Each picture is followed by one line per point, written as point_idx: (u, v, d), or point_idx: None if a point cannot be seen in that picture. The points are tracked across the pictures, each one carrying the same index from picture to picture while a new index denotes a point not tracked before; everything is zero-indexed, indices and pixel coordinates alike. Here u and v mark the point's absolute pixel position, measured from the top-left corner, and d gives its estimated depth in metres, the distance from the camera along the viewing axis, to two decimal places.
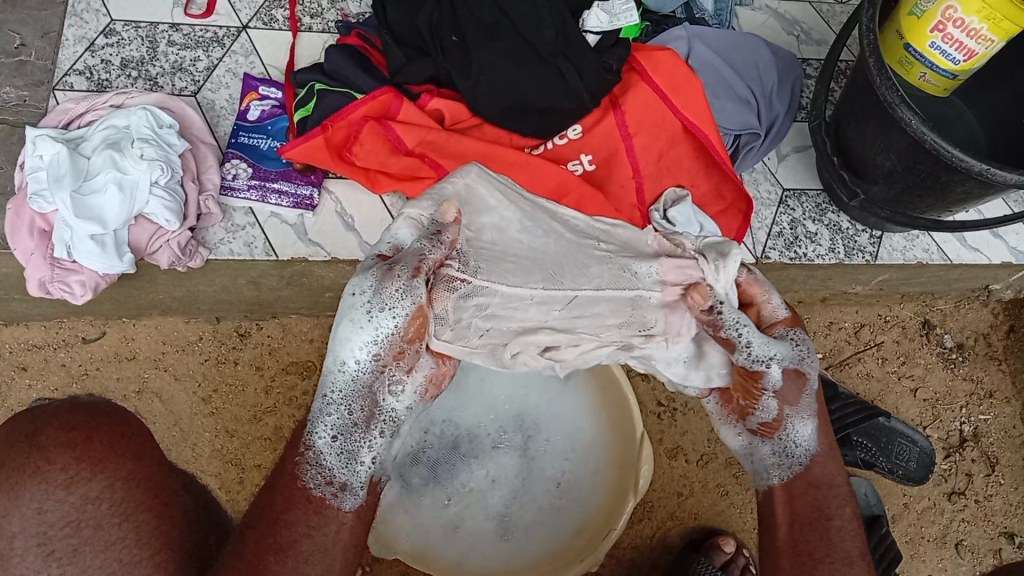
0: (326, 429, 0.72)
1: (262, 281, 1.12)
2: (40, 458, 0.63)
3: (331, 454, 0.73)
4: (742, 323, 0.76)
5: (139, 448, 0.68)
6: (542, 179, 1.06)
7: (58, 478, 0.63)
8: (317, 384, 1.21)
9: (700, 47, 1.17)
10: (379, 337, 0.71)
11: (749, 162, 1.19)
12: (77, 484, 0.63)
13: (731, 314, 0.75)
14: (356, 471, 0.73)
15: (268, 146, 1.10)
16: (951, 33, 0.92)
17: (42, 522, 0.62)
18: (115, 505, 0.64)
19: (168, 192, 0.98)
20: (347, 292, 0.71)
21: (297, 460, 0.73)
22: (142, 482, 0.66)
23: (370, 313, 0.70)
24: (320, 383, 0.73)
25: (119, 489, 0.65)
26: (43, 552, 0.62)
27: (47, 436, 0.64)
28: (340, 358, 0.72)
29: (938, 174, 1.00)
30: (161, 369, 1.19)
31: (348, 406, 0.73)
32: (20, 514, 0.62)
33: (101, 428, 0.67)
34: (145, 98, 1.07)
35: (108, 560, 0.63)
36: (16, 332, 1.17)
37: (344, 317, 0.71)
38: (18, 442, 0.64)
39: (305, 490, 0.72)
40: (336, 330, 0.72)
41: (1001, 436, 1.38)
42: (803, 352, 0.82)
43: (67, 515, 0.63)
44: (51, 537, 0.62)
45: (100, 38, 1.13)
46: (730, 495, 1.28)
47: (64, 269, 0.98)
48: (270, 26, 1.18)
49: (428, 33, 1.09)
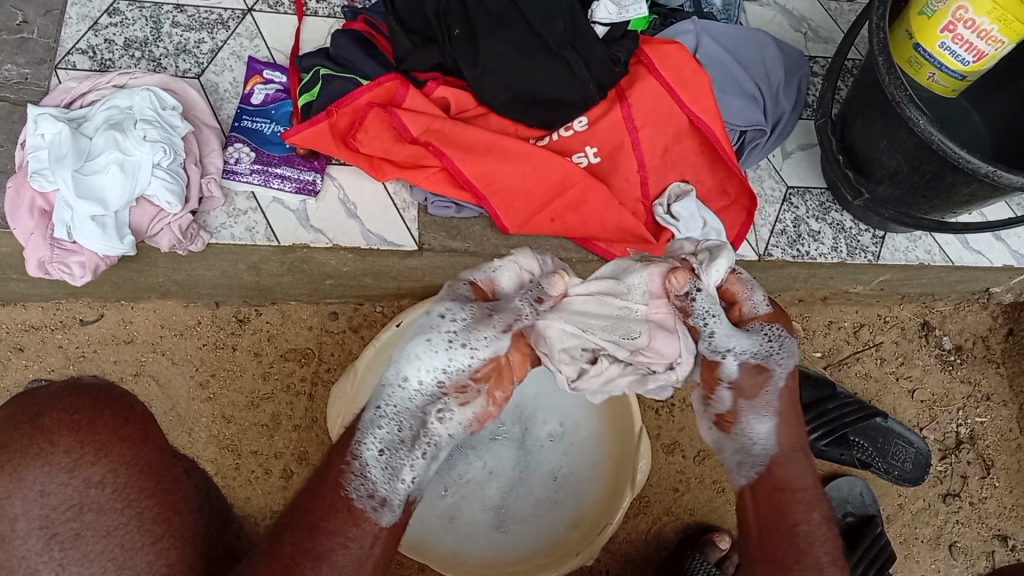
0: (373, 442, 0.76)
1: (262, 267, 1.12)
2: (44, 440, 0.60)
3: (376, 467, 0.74)
4: (709, 312, 0.83)
5: (144, 432, 0.65)
6: (547, 171, 1.05)
7: (62, 461, 0.60)
8: (315, 371, 1.21)
9: (708, 41, 1.16)
10: (449, 368, 0.78)
11: (754, 158, 1.18)
12: (81, 468, 0.60)
13: (702, 300, 0.83)
14: (398, 488, 0.75)
15: (271, 131, 1.10)
16: (963, 34, 0.92)
17: (44, 504, 0.59)
18: (119, 491, 0.62)
19: (171, 174, 0.98)
20: (438, 316, 0.81)
21: (342, 468, 0.73)
22: (146, 467, 0.64)
23: (451, 345, 0.79)
24: (376, 396, 0.79)
25: (123, 475, 0.62)
26: (45, 534, 0.58)
27: (50, 418, 0.61)
28: (404, 374, 0.78)
29: (943, 176, 1.00)
30: (158, 352, 1.18)
31: (398, 422, 0.77)
32: (23, 496, 0.58)
33: (106, 411, 0.63)
34: (149, 79, 1.06)
35: (111, 547, 0.60)
36: (13, 313, 1.17)
37: (422, 339, 0.80)
38: (19, 424, 0.60)
39: (347, 499, 0.71)
40: (409, 347, 0.80)
41: (996, 439, 1.39)
42: (781, 352, 0.84)
43: (69, 498, 0.60)
44: (53, 520, 0.59)
45: (104, 17, 1.12)
46: (726, 492, 1.28)
47: (64, 250, 0.97)
48: (275, 9, 1.18)
49: (436, 20, 1.08)
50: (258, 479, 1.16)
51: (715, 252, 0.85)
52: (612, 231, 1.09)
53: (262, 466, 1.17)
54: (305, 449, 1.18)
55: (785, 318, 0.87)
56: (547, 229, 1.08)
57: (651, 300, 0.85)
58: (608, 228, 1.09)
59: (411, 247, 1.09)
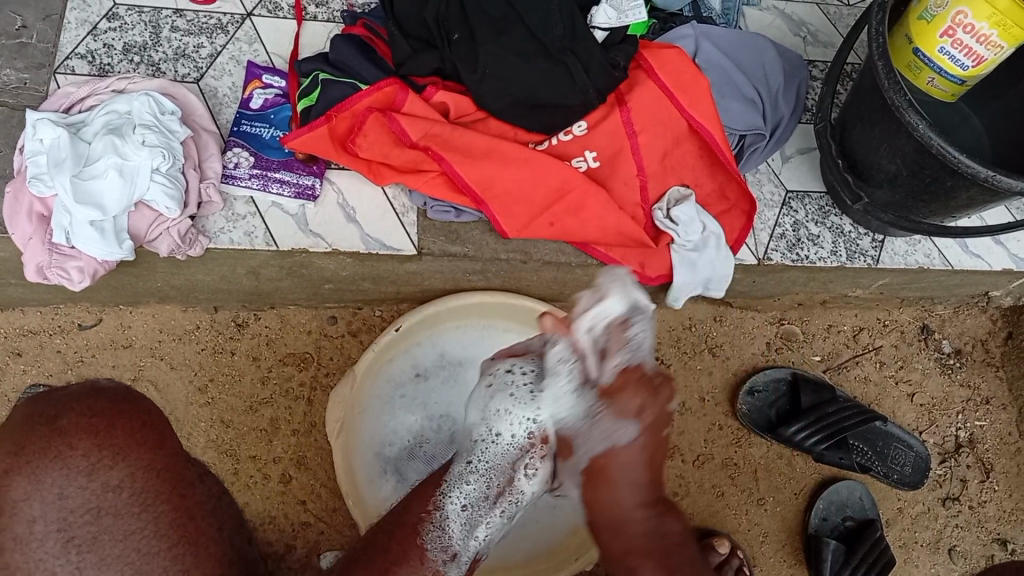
0: (460, 494, 0.89)
1: (260, 271, 1.11)
2: (62, 443, 0.54)
3: (457, 519, 0.87)
4: (559, 365, 0.90)
5: (161, 435, 0.59)
6: (546, 176, 1.05)
7: (80, 465, 0.54)
8: (314, 376, 1.20)
9: (707, 46, 1.16)
10: (536, 418, 0.93)
11: (753, 163, 1.18)
12: (99, 471, 0.55)
13: (554, 354, 0.90)
14: (467, 545, 0.88)
15: (270, 135, 1.09)
16: (962, 38, 0.92)
17: (62, 507, 0.53)
18: (136, 494, 0.55)
19: (170, 179, 0.98)
20: (514, 373, 0.97)
21: (423, 517, 0.83)
22: (162, 471, 0.57)
23: (534, 394, 0.94)
24: (469, 451, 0.95)
25: (141, 479, 0.56)
26: (62, 538, 0.53)
27: (68, 418, 0.55)
28: (496, 430, 0.95)
29: (943, 180, 1.00)
30: (157, 357, 1.18)
31: (486, 477, 0.92)
32: (42, 497, 0.53)
33: (124, 411, 0.57)
34: (148, 84, 1.06)
35: (128, 551, 0.53)
36: (11, 317, 1.16)
37: (505, 396, 0.95)
38: (35, 426, 0.54)
39: (423, 547, 0.79)
40: (490, 405, 0.97)
41: (996, 442, 1.38)
42: (612, 427, 0.84)
43: (87, 501, 0.54)
44: (72, 523, 0.53)
45: (103, 21, 1.12)
46: (725, 496, 1.28)
47: (62, 255, 0.97)
48: (274, 14, 1.18)
49: (435, 26, 1.08)
50: (257, 484, 1.16)
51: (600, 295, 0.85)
52: (612, 236, 1.09)
53: (261, 470, 1.16)
54: (304, 454, 1.18)
55: (628, 394, 0.83)
56: (545, 233, 1.07)
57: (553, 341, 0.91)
58: (608, 233, 1.08)
59: (410, 252, 1.09)
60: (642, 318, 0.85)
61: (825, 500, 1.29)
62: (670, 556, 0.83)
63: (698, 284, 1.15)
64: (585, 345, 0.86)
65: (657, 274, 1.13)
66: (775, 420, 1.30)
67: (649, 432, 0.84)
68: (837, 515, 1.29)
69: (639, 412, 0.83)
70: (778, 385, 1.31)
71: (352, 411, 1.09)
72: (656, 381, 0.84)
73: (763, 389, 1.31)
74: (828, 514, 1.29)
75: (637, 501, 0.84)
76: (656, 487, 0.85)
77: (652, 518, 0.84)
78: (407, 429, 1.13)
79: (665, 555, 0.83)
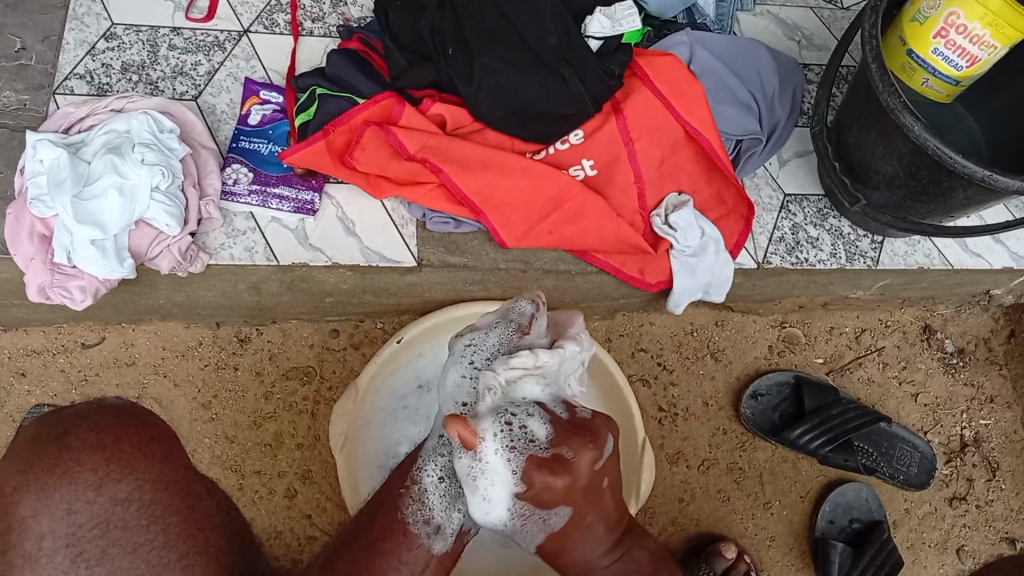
0: (434, 469, 0.87)
1: (262, 286, 1.12)
2: (69, 458, 0.46)
3: (434, 494, 0.85)
4: (472, 476, 0.80)
5: (167, 451, 0.49)
6: (545, 186, 1.06)
7: (88, 479, 0.46)
8: (317, 389, 1.21)
9: (701, 52, 1.17)
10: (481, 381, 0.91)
11: (750, 167, 1.19)
12: (108, 486, 0.46)
13: (461, 466, 0.80)
14: (452, 517, 0.85)
15: (269, 151, 1.10)
16: (955, 39, 0.92)
17: (72, 522, 0.46)
18: (145, 507, 0.47)
19: (169, 197, 0.98)
20: (466, 343, 0.94)
21: (402, 492, 0.84)
22: (171, 484, 0.48)
23: (474, 362, 0.93)
24: (439, 426, 0.91)
25: (149, 492, 0.47)
26: (70, 553, 0.45)
27: (75, 436, 0.47)
28: (461, 401, 0.91)
29: (940, 180, 1.00)
30: (160, 374, 1.18)
31: (462, 449, 0.89)
32: (50, 514, 0.45)
33: (131, 427, 0.48)
34: (146, 103, 1.06)
35: (137, 564, 0.46)
36: (15, 338, 1.17)
37: (457, 369, 0.93)
38: (41, 440, 0.47)
39: (404, 522, 0.80)
40: (448, 379, 0.94)
41: (1002, 441, 1.38)
42: (546, 516, 0.82)
43: (94, 517, 0.46)
44: (80, 538, 0.46)
45: (101, 42, 1.13)
46: (731, 500, 1.28)
47: (64, 274, 0.98)
48: (271, 30, 1.18)
49: (431, 38, 1.09)
50: (264, 498, 1.16)
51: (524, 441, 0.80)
52: (611, 243, 1.09)
53: (267, 484, 1.17)
54: (309, 467, 1.18)
55: (546, 477, 0.78)
56: (546, 241, 1.08)
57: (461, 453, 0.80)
58: (607, 241, 1.09)
59: (410, 264, 1.10)
60: (537, 412, 0.82)
61: (832, 503, 1.28)
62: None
63: (698, 289, 1.15)
64: (498, 467, 0.79)
65: (656, 280, 1.14)
66: (779, 424, 1.30)
67: (585, 506, 0.82)
68: (844, 517, 1.28)
69: (566, 495, 0.79)
70: (782, 388, 1.31)
71: (357, 423, 1.09)
72: (572, 447, 0.79)
73: (768, 393, 1.31)
74: (836, 516, 1.28)
75: (600, 552, 0.87)
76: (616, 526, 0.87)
77: (614, 561, 0.87)
78: (411, 441, 1.12)
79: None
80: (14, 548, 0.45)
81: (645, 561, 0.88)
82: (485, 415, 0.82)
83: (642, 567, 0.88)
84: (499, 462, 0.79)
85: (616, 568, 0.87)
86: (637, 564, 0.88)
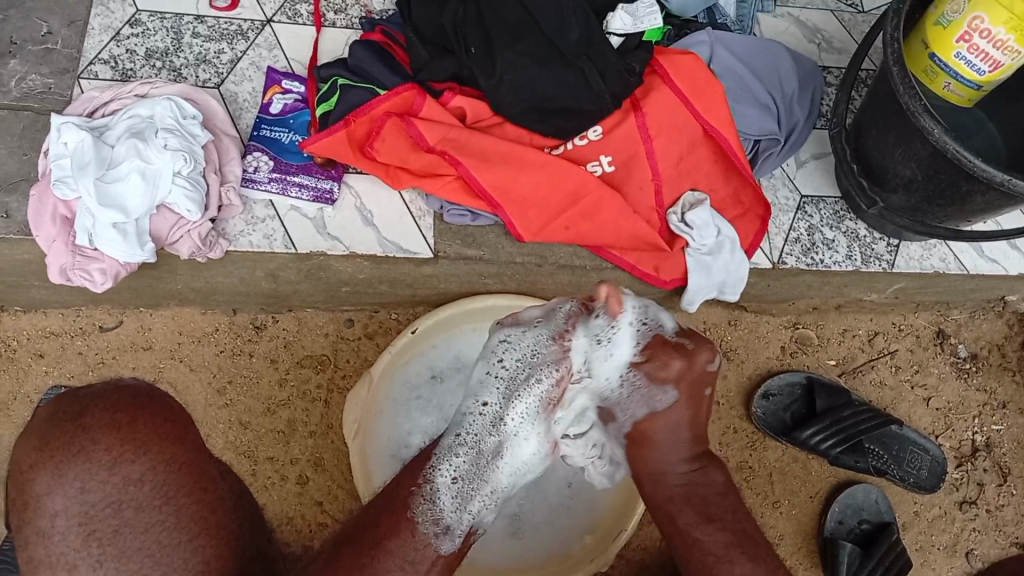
0: (449, 470, 0.87)
1: (280, 274, 1.13)
2: (85, 438, 0.68)
3: (446, 495, 0.86)
4: (600, 338, 0.91)
5: (181, 433, 0.72)
6: (562, 180, 1.06)
7: (102, 458, 0.68)
8: (331, 378, 1.21)
9: (721, 52, 1.16)
10: (510, 383, 0.89)
11: (767, 169, 1.19)
12: (121, 466, 0.68)
13: (596, 326, 0.91)
14: (461, 518, 0.87)
15: (289, 140, 1.11)
16: (978, 44, 0.92)
17: (85, 501, 0.67)
18: (156, 488, 0.69)
19: (191, 182, 0.99)
20: (500, 338, 0.91)
21: (413, 491, 0.85)
22: (184, 465, 0.71)
23: (501, 360, 0.90)
24: (457, 424, 0.89)
25: (161, 472, 0.69)
26: (83, 531, 0.67)
27: (92, 416, 0.69)
28: (483, 400, 0.90)
29: (958, 184, 1.00)
30: (176, 359, 1.19)
31: (475, 451, 0.88)
32: (64, 492, 0.67)
33: (146, 411, 0.71)
34: (169, 89, 1.08)
35: (148, 543, 0.68)
36: (35, 319, 1.18)
37: (482, 366, 0.92)
38: (66, 423, 0.68)
39: (412, 522, 0.83)
40: (473, 374, 0.93)
41: (1013, 447, 1.37)
42: (652, 393, 0.90)
43: (108, 495, 0.68)
44: (93, 517, 0.68)
45: (126, 28, 1.14)
46: (740, 500, 1.28)
47: (85, 257, 0.99)
48: (294, 20, 1.19)
49: (452, 31, 1.10)
50: (275, 485, 1.17)
51: (652, 322, 0.92)
52: (626, 240, 1.10)
53: (279, 471, 1.18)
54: (321, 455, 1.19)
55: (666, 357, 0.88)
56: (562, 236, 1.08)
57: (601, 318, 0.91)
58: (623, 237, 1.10)
59: (427, 255, 1.11)
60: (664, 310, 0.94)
61: (842, 503, 1.29)
62: (707, 505, 0.90)
63: (713, 288, 1.15)
64: (612, 368, 0.91)
65: (671, 277, 1.14)
66: (789, 424, 1.30)
67: (687, 398, 0.89)
68: (853, 517, 1.28)
69: (678, 379, 0.88)
70: (793, 389, 1.31)
71: (370, 413, 1.10)
72: (694, 340, 0.90)
73: (779, 393, 1.31)
74: (844, 517, 1.28)
75: (681, 458, 0.92)
76: (700, 442, 0.93)
77: (692, 472, 0.91)
78: (422, 431, 1.13)
79: (704, 503, 0.90)
80: (34, 519, 0.67)
81: (719, 482, 0.92)
82: (630, 297, 0.91)
83: (717, 487, 0.92)
84: (627, 333, 0.91)
85: (693, 477, 0.91)
86: (711, 483, 0.92)
